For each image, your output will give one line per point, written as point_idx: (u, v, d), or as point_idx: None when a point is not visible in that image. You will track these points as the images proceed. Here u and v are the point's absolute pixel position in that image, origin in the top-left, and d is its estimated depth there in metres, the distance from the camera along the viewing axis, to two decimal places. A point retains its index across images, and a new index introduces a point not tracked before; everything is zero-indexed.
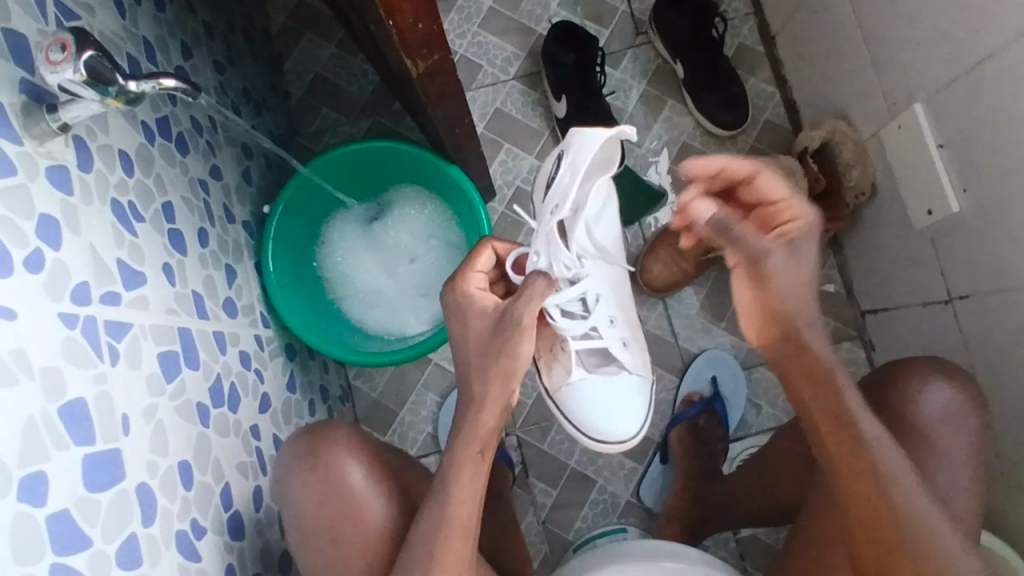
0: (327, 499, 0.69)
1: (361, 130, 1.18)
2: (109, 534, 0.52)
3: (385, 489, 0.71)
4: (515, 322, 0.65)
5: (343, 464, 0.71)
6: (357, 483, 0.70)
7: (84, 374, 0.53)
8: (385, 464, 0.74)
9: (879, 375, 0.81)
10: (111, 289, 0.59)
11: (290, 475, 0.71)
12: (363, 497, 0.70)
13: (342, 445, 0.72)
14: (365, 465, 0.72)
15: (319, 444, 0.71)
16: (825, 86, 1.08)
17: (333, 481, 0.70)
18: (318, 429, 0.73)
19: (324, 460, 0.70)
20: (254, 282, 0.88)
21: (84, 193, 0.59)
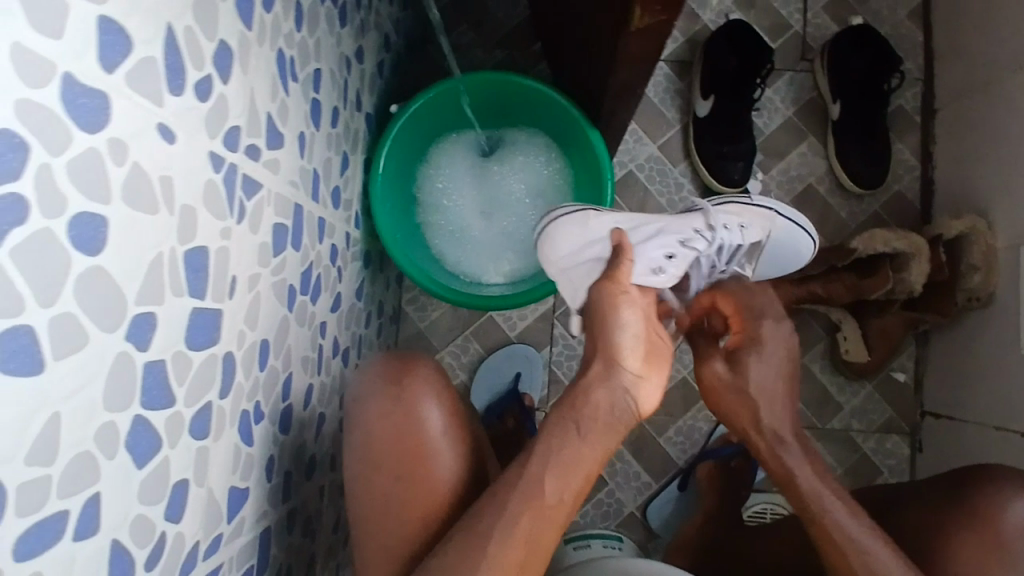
0: (399, 432, 0.66)
1: (493, 60, 1.12)
2: (190, 398, 0.48)
3: (457, 442, 0.67)
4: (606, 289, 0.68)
5: (424, 401, 0.67)
6: (434, 426, 0.66)
7: (214, 224, 0.49)
8: (466, 424, 0.70)
9: (967, 472, 0.73)
10: (255, 143, 0.55)
11: (371, 394, 0.67)
12: (437, 445, 0.66)
13: (431, 385, 0.68)
14: (447, 414, 0.68)
15: (407, 372, 0.69)
16: (975, 179, 1.03)
17: (412, 415, 0.66)
18: (407, 357, 0.71)
19: (409, 393, 0.67)
20: (359, 177, 0.84)
21: (260, 33, 0.55)
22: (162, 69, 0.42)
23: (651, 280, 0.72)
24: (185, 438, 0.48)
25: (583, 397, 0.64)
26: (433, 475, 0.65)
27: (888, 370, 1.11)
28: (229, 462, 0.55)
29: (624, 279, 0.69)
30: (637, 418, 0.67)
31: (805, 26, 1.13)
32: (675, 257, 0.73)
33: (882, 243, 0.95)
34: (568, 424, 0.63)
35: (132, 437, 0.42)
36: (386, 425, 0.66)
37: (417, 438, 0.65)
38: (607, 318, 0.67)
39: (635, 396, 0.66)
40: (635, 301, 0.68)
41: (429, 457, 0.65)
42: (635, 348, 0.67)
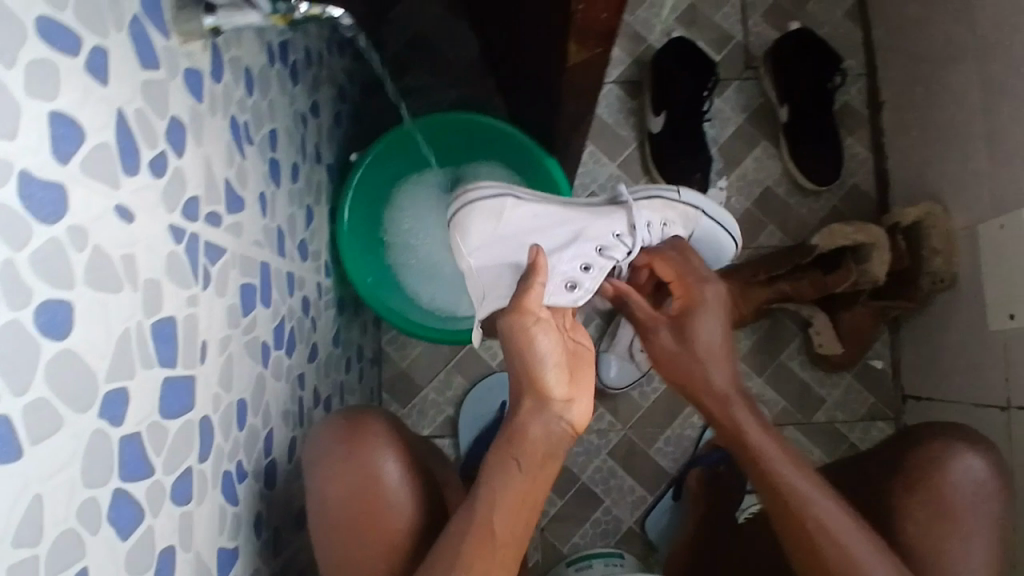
0: (357, 493, 0.65)
1: (449, 98, 1.14)
2: (169, 467, 0.49)
3: (415, 492, 0.67)
4: (522, 325, 0.65)
5: (379, 457, 0.67)
6: (391, 480, 0.66)
7: (180, 294, 0.50)
8: (421, 471, 0.70)
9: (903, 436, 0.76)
10: (216, 210, 0.56)
11: (324, 456, 0.66)
12: (395, 503, 0.66)
13: (383, 439, 0.68)
14: (403, 466, 0.68)
15: (359, 428, 0.68)
16: (925, 166, 1.06)
17: (368, 472, 0.66)
18: (359, 414, 0.69)
19: (361, 454, 0.66)
20: (326, 227, 0.85)
21: (212, 104, 0.56)
22: (116, 152, 0.44)
23: (566, 297, 0.73)
24: (168, 507, 0.49)
25: (520, 431, 0.65)
26: (392, 534, 0.65)
27: (865, 359, 1.13)
28: (215, 524, 0.55)
29: (533, 306, 0.66)
30: (574, 434, 0.67)
31: (747, 35, 1.17)
32: (590, 267, 0.75)
33: (842, 238, 0.98)
34: (509, 459, 0.64)
35: (115, 512, 0.43)
36: (342, 488, 0.65)
37: (372, 501, 0.65)
38: (522, 350, 0.65)
39: (567, 418, 0.66)
40: (546, 325, 0.66)
41: (387, 517, 0.65)
42: (556, 368, 0.66)
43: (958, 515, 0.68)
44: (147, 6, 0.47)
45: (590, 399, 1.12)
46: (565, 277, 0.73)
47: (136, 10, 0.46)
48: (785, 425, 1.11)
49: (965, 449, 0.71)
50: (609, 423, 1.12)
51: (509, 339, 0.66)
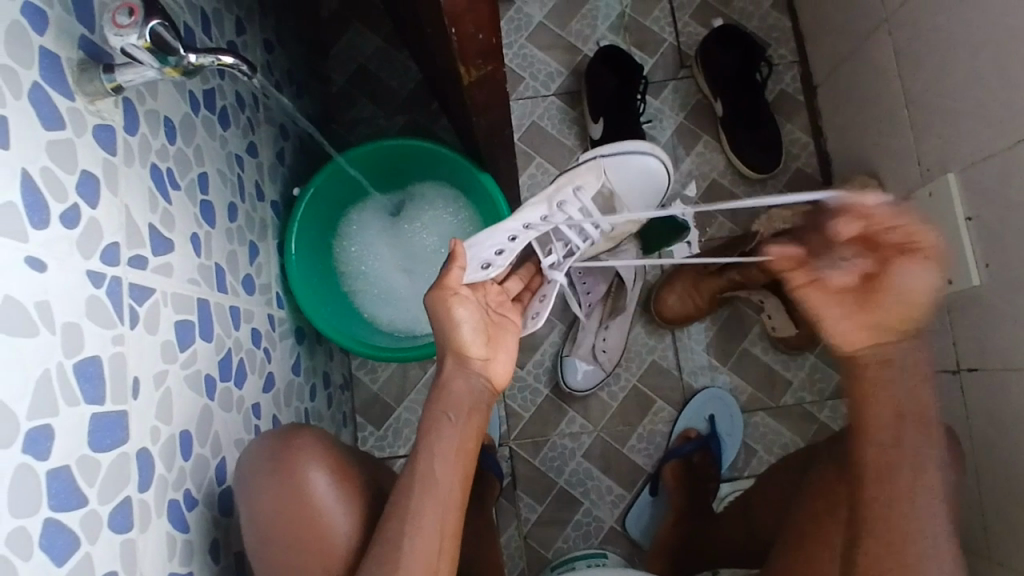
0: (281, 504, 0.66)
1: (396, 126, 1.19)
2: (105, 496, 0.52)
3: (343, 496, 0.68)
4: (439, 303, 0.71)
5: (298, 465, 0.68)
6: (314, 485, 0.67)
7: (103, 335, 0.54)
8: (350, 474, 0.71)
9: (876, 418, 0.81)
10: (140, 253, 0.60)
11: (249, 473, 0.68)
12: (323, 501, 0.67)
13: (301, 442, 0.70)
14: (325, 471, 0.69)
15: (285, 444, 0.69)
16: (860, 143, 1.09)
17: (289, 479, 0.67)
18: (288, 433, 0.71)
19: (281, 457, 0.68)
20: (274, 261, 0.89)
21: (127, 154, 0.60)
22: (24, 211, 0.47)
23: (479, 277, 0.72)
24: (106, 534, 0.51)
25: (444, 390, 0.70)
26: (324, 528, 0.66)
27: None
28: (163, 551, 0.58)
29: (453, 284, 0.71)
30: (495, 392, 0.73)
31: (678, 36, 1.21)
32: (506, 250, 0.73)
33: (783, 221, 1.01)
34: (438, 413, 0.69)
35: (46, 539, 0.46)
36: (264, 501, 0.66)
37: (297, 496, 0.66)
38: (443, 322, 0.71)
39: (486, 373, 0.72)
40: (466, 298, 0.72)
41: (316, 511, 0.66)
42: (475, 332, 0.72)
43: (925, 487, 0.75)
44: (47, 73, 0.51)
45: (559, 404, 1.14)
46: (477, 258, 0.72)
47: (36, 77, 0.50)
48: (754, 411, 1.14)
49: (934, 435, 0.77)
50: (581, 425, 1.14)
51: (432, 313, 0.71)
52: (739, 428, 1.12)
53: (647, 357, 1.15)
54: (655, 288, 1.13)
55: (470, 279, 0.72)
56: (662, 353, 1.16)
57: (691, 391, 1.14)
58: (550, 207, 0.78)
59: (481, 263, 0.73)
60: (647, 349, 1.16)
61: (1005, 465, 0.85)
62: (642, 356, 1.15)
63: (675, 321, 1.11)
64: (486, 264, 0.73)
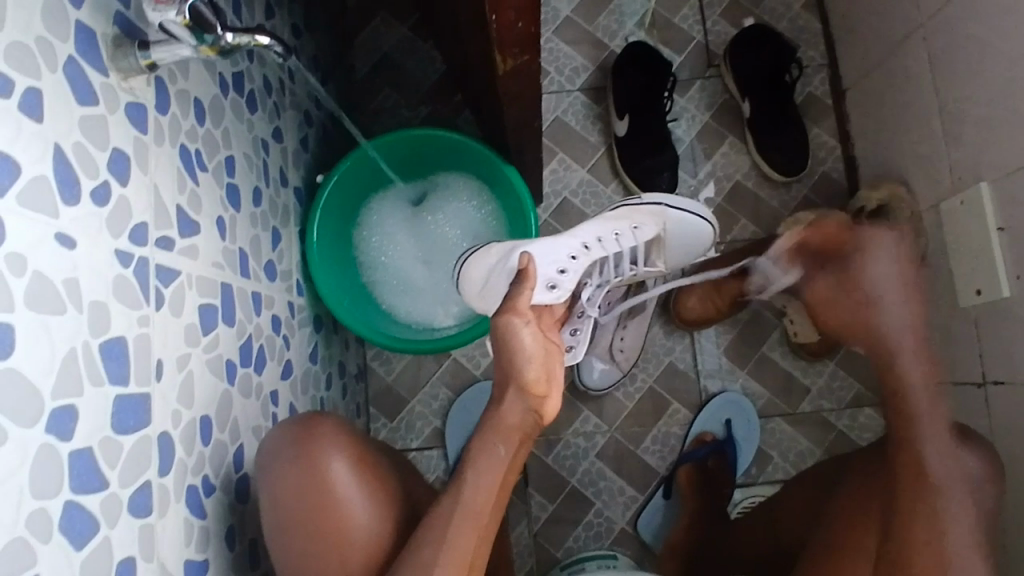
0: (308, 498, 0.66)
1: (419, 116, 1.18)
2: (126, 479, 0.51)
3: (370, 491, 0.68)
4: (509, 327, 0.68)
5: (323, 460, 0.67)
6: (341, 480, 0.67)
7: (129, 315, 0.53)
8: (374, 469, 0.71)
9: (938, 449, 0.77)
10: (167, 234, 0.59)
11: (273, 464, 0.67)
12: (350, 499, 0.67)
13: (330, 436, 0.69)
14: (350, 466, 0.68)
15: (307, 435, 0.69)
16: (889, 149, 1.07)
17: (315, 474, 0.66)
18: (309, 423, 0.70)
19: (310, 450, 0.67)
20: (295, 248, 0.88)
21: (158, 133, 0.59)
22: (56, 186, 0.46)
23: (544, 297, 0.76)
24: (126, 517, 0.51)
25: (499, 419, 0.67)
26: (351, 526, 0.66)
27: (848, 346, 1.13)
28: (180, 536, 0.57)
29: (522, 306, 0.69)
30: (542, 425, 0.70)
31: (706, 35, 1.19)
32: (568, 270, 0.78)
33: (808, 225, 0.99)
34: (491, 446, 0.67)
35: (66, 521, 0.45)
36: (290, 496, 0.66)
37: (322, 494, 0.66)
38: (506, 347, 0.68)
39: (541, 409, 0.69)
40: (532, 324, 0.69)
41: (343, 506, 0.66)
42: (536, 362, 0.68)
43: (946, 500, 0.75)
44: (81, 47, 0.50)
45: (574, 402, 1.13)
46: (545, 279, 0.76)
47: (72, 52, 0.49)
48: (771, 417, 1.12)
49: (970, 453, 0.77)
50: (595, 424, 1.13)
51: (498, 335, 0.68)
52: (755, 433, 1.10)
53: (664, 358, 1.14)
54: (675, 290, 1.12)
55: (539, 301, 0.76)
56: (679, 354, 1.14)
57: (708, 394, 1.13)
58: (605, 231, 0.85)
59: (546, 283, 0.77)
60: (665, 350, 1.14)
61: None
62: (659, 358, 1.14)
63: (692, 323, 1.11)
64: (552, 285, 0.77)
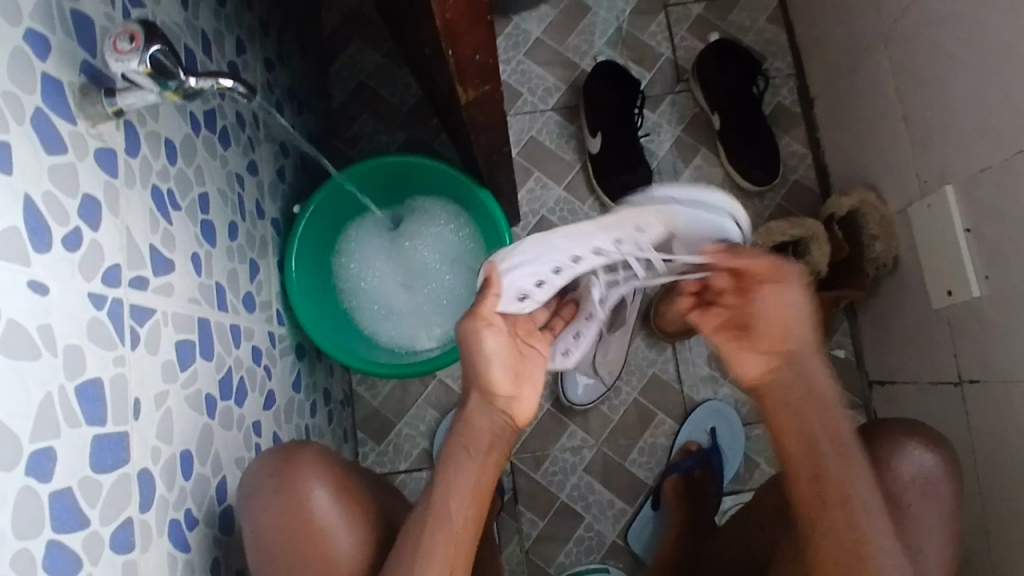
0: (289, 524, 0.66)
1: (396, 141, 1.19)
2: (106, 517, 0.52)
3: (351, 516, 0.69)
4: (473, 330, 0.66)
5: (305, 485, 0.68)
6: (322, 505, 0.68)
7: (104, 356, 0.54)
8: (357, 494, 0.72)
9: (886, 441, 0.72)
10: (140, 274, 0.60)
11: (254, 491, 0.68)
12: (330, 523, 0.67)
13: (309, 460, 0.70)
14: (333, 491, 0.69)
15: (289, 461, 0.70)
16: (857, 156, 1.09)
17: (297, 500, 0.67)
18: (290, 451, 0.71)
19: (291, 476, 0.68)
20: (274, 278, 0.89)
21: (128, 176, 0.61)
22: (26, 234, 0.47)
23: (512, 308, 0.68)
24: (108, 555, 0.51)
25: (466, 425, 0.68)
26: (333, 550, 0.66)
27: (828, 350, 1.15)
28: (163, 571, 0.58)
29: (487, 313, 0.66)
30: (515, 427, 0.70)
31: (675, 51, 1.22)
32: (546, 282, 0.67)
33: (779, 234, 1.01)
34: (459, 450, 0.68)
35: (48, 562, 0.46)
36: (271, 521, 0.66)
37: (303, 520, 0.67)
38: (471, 355, 0.67)
39: (510, 412, 0.69)
40: (499, 327, 0.67)
41: (324, 531, 0.67)
42: (504, 367, 0.68)
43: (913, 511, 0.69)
44: (49, 97, 0.52)
45: (560, 418, 1.14)
46: (515, 291, 0.66)
47: (39, 103, 0.50)
48: (755, 424, 1.14)
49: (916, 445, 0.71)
50: (582, 439, 1.14)
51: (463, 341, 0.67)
52: (740, 440, 1.12)
53: (648, 370, 1.15)
54: (654, 303, 1.13)
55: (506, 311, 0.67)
56: (662, 366, 1.16)
57: (693, 404, 1.14)
58: (604, 239, 0.67)
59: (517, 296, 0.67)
60: (648, 362, 1.15)
61: (1008, 480, 0.85)
62: (642, 370, 1.15)
63: (673, 335, 1.09)
64: (522, 296, 0.67)
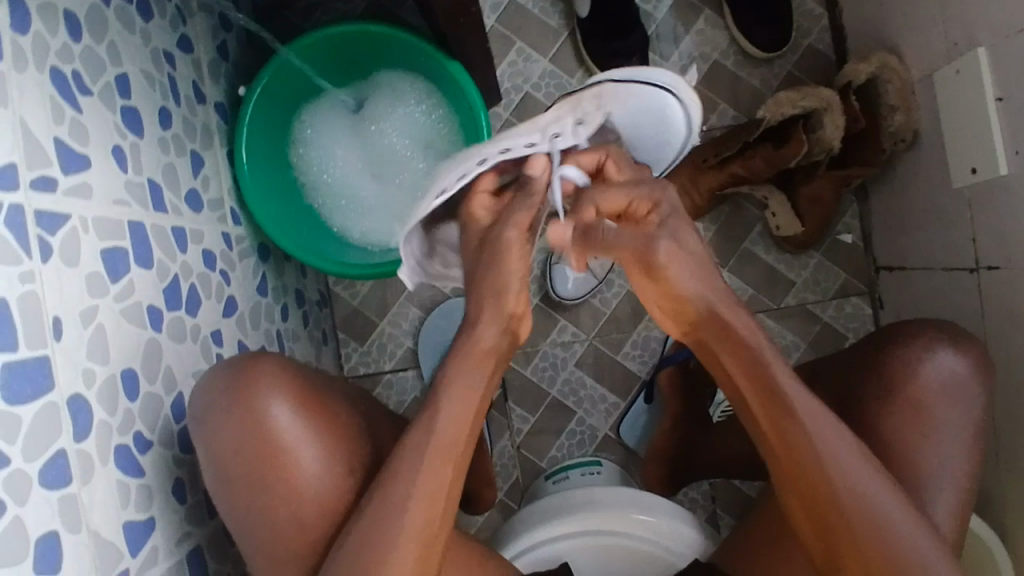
0: (246, 444, 0.61)
1: (357, 11, 1.05)
2: (32, 453, 0.46)
3: (314, 436, 0.63)
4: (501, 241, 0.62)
5: (262, 404, 0.62)
6: (282, 424, 0.62)
7: (7, 273, 0.46)
8: (320, 408, 0.66)
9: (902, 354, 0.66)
10: (47, 174, 0.52)
11: (205, 411, 0.62)
12: (294, 442, 0.62)
13: (270, 381, 0.63)
14: (291, 408, 0.63)
15: (242, 376, 0.63)
16: (879, 13, 0.96)
17: (255, 420, 0.61)
18: (243, 362, 0.64)
19: (245, 394, 0.62)
20: (224, 172, 0.80)
21: (17, 55, 0.50)
22: None
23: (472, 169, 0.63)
24: (38, 493, 0.46)
25: (474, 342, 0.62)
26: (298, 475, 0.62)
27: (835, 235, 1.08)
28: (114, 499, 0.54)
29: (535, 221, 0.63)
30: (518, 343, 0.66)
31: None
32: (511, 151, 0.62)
33: (790, 105, 0.92)
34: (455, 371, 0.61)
35: None
36: (226, 445, 0.61)
37: (266, 441, 0.61)
38: (496, 263, 0.62)
39: (514, 328, 0.64)
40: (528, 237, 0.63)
41: (287, 454, 0.62)
42: (518, 276, 0.63)
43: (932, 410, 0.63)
44: None
45: (550, 312, 1.09)
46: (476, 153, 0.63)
47: None
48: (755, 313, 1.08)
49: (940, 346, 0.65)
50: (573, 334, 1.09)
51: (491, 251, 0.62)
52: None
53: None
54: None
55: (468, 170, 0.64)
56: None
57: None
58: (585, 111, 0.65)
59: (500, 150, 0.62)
60: None
61: (1017, 370, 0.80)
62: None
63: None
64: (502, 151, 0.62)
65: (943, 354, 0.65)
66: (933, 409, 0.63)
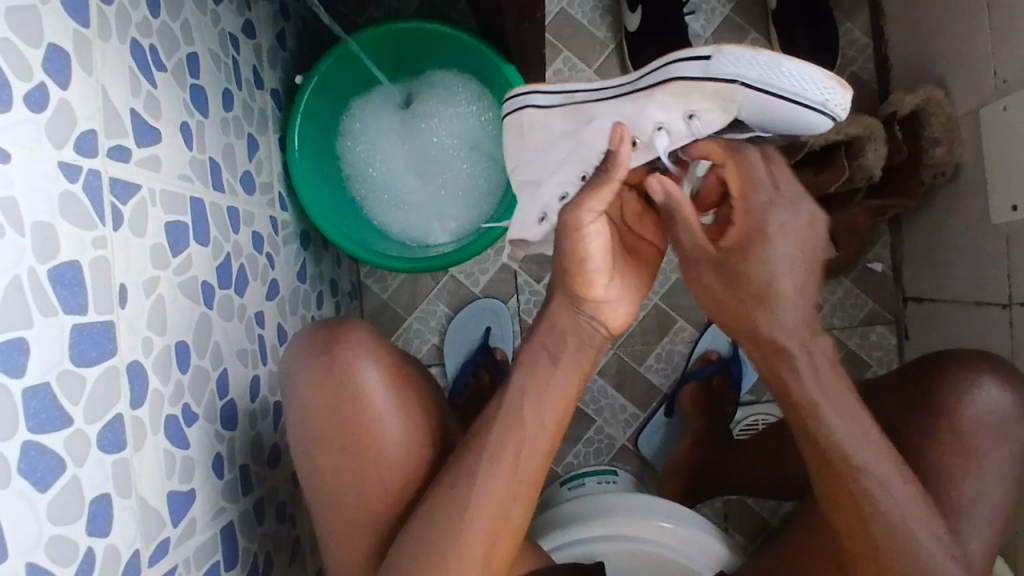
0: (340, 405, 0.64)
1: (410, 9, 1.06)
2: (92, 415, 0.47)
3: (402, 406, 0.66)
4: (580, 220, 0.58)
5: (358, 367, 0.65)
6: (375, 389, 0.65)
7: (81, 237, 0.47)
8: (407, 380, 0.68)
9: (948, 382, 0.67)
10: (122, 143, 0.53)
11: (301, 370, 0.65)
12: (383, 409, 0.65)
13: (363, 347, 0.66)
14: (383, 375, 0.66)
15: (335, 343, 0.66)
16: (928, 47, 0.97)
17: (349, 382, 0.64)
18: (336, 325, 0.67)
19: (341, 357, 0.65)
20: (275, 155, 0.81)
21: (102, 26, 0.52)
22: None
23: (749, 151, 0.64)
24: (95, 455, 0.47)
25: (555, 325, 0.63)
26: (385, 442, 0.64)
27: (864, 263, 1.09)
28: (161, 468, 0.54)
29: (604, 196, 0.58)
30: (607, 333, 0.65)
31: None
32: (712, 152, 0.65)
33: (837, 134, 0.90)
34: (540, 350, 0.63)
35: (26, 464, 0.41)
36: (320, 402, 0.64)
37: (359, 404, 0.64)
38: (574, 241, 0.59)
39: (599, 318, 0.63)
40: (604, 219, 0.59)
41: (376, 419, 0.64)
42: (602, 269, 0.61)
43: (973, 441, 0.63)
44: None
45: None
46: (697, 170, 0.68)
47: None
48: None
49: (986, 376, 0.65)
50: None
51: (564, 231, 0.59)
52: None
53: (671, 274, 1.09)
54: None
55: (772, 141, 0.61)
56: None
57: None
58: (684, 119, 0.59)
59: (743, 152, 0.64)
60: (672, 267, 1.09)
61: None
62: (666, 275, 1.09)
63: None
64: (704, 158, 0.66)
65: (990, 385, 0.64)
66: (977, 443, 0.63)
